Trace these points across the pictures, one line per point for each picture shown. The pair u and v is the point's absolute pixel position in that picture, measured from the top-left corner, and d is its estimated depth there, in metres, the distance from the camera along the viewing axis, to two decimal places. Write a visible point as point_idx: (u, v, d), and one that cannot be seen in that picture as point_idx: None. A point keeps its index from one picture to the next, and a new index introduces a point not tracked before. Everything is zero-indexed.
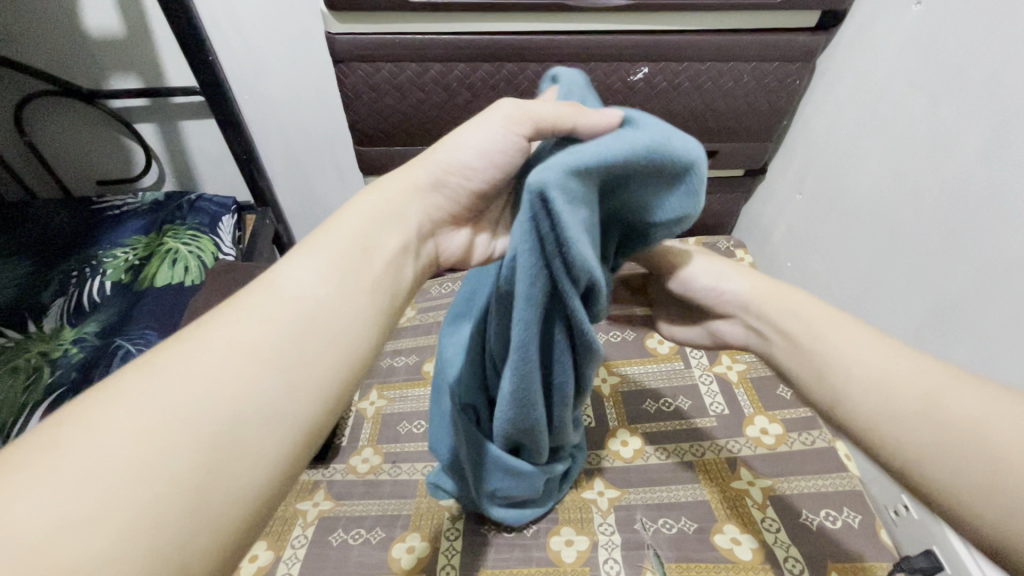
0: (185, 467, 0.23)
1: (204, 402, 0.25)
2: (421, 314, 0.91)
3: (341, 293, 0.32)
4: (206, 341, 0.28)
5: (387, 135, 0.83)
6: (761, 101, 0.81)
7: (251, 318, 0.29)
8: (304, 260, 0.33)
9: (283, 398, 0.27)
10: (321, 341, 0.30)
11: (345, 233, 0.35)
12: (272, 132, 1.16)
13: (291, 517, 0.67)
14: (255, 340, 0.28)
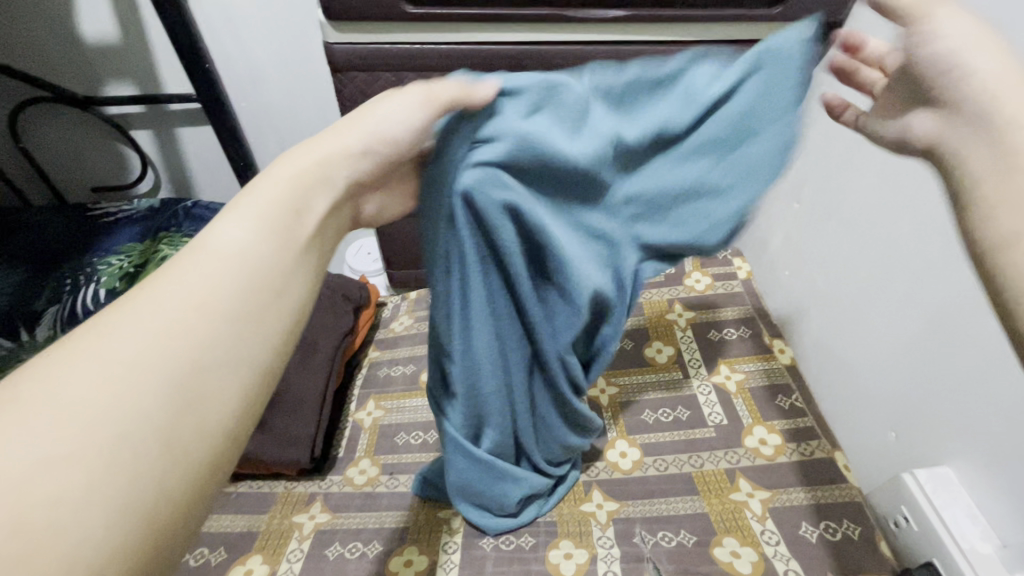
0: (155, 416, 0.26)
1: (161, 355, 0.28)
2: (418, 323, 0.91)
3: (279, 246, 0.35)
4: (157, 298, 0.30)
5: None
6: None
7: (197, 273, 0.31)
8: (237, 215, 0.35)
9: (237, 340, 0.31)
10: (264, 288, 0.33)
11: (279, 193, 0.37)
12: (269, 138, 1.16)
13: (286, 530, 0.66)
14: (206, 295, 0.31)
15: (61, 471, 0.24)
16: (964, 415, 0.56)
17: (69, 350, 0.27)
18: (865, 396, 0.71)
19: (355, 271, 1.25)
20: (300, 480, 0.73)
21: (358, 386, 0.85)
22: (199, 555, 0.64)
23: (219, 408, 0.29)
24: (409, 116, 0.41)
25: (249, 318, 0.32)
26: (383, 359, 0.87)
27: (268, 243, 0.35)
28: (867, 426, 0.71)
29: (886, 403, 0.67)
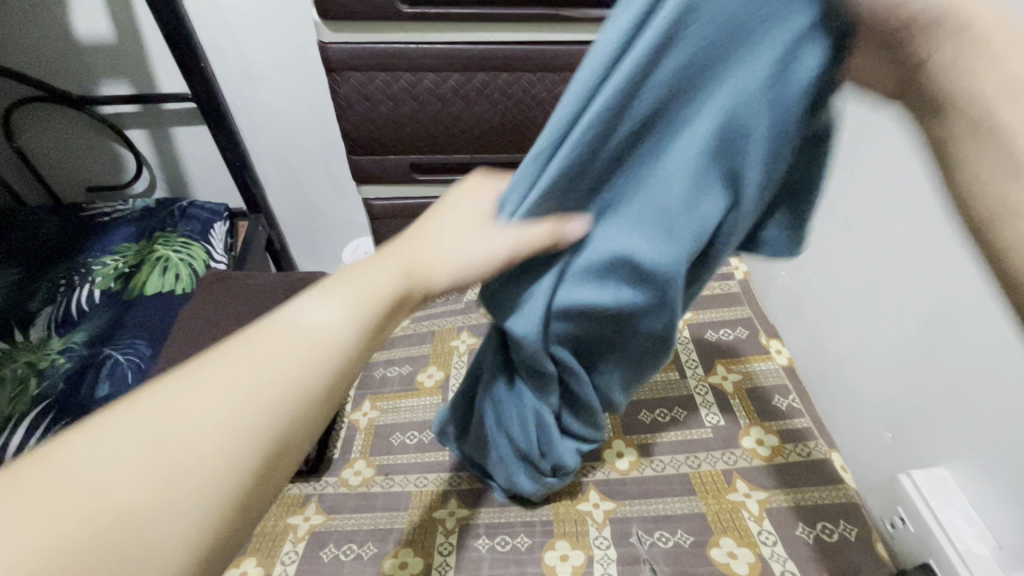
0: (191, 480, 0.29)
1: (213, 426, 0.30)
2: (415, 323, 0.90)
3: (348, 324, 0.37)
4: (221, 368, 0.33)
5: (381, 144, 0.82)
6: None
7: (272, 348, 0.34)
8: (326, 297, 0.38)
9: (288, 417, 0.33)
10: (318, 369, 0.35)
11: (364, 283, 0.39)
12: (265, 138, 1.15)
13: (281, 532, 0.66)
14: (274, 372, 0.33)
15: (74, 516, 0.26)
16: (959, 415, 0.56)
17: (127, 408, 0.30)
18: (862, 396, 0.71)
19: None
20: (295, 481, 0.73)
21: (354, 387, 0.84)
22: None
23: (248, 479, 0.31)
24: (481, 202, 0.43)
25: (298, 398, 0.34)
26: (378, 359, 0.87)
27: (352, 328, 0.37)
28: (864, 426, 0.71)
29: (883, 403, 0.67)
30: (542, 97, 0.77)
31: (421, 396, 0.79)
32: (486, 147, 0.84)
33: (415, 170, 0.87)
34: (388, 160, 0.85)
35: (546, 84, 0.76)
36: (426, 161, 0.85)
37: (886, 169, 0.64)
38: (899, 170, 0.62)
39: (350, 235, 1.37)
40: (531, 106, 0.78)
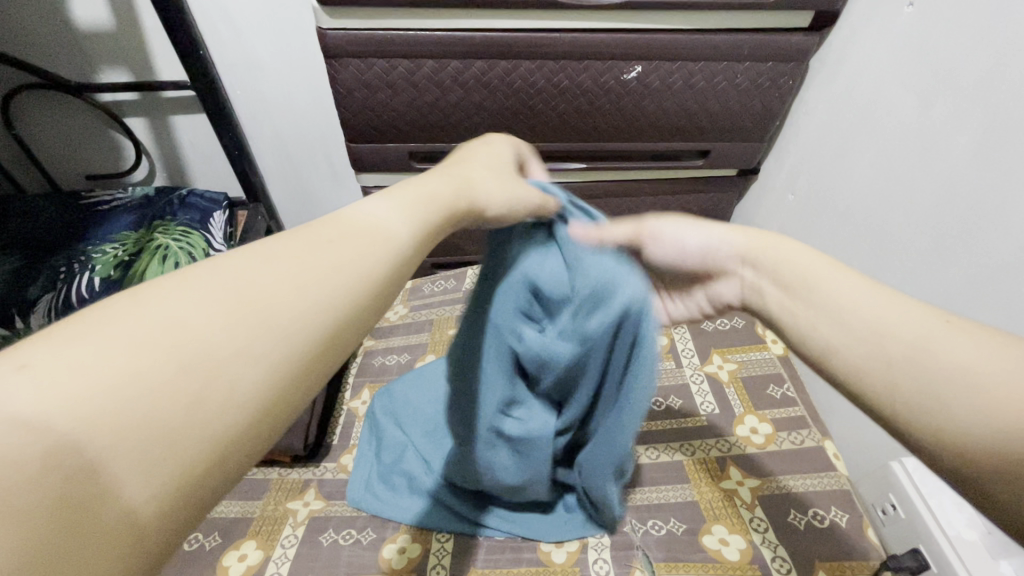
0: (170, 398, 0.23)
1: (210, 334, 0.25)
2: (413, 312, 0.91)
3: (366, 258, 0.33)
4: (244, 264, 0.29)
5: (380, 132, 0.82)
6: (754, 101, 0.81)
7: (278, 261, 0.30)
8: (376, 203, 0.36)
9: (283, 341, 0.27)
10: (319, 316, 0.29)
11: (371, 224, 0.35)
12: (265, 128, 1.16)
13: (280, 516, 0.67)
14: (273, 287, 0.28)
15: (84, 412, 0.21)
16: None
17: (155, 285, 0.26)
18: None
19: None
20: (294, 466, 0.73)
21: (352, 374, 0.85)
22: (194, 539, 0.65)
23: (236, 422, 0.25)
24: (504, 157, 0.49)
25: (308, 315, 0.29)
26: (377, 348, 0.88)
27: (408, 222, 0.36)
28: (857, 415, 0.71)
29: None
30: (542, 85, 0.77)
31: None
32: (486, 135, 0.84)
33: (414, 159, 0.87)
34: (388, 149, 0.85)
35: (545, 72, 0.76)
36: (425, 149, 0.85)
37: (885, 162, 0.66)
38: (896, 162, 0.64)
39: None
40: (532, 95, 0.78)
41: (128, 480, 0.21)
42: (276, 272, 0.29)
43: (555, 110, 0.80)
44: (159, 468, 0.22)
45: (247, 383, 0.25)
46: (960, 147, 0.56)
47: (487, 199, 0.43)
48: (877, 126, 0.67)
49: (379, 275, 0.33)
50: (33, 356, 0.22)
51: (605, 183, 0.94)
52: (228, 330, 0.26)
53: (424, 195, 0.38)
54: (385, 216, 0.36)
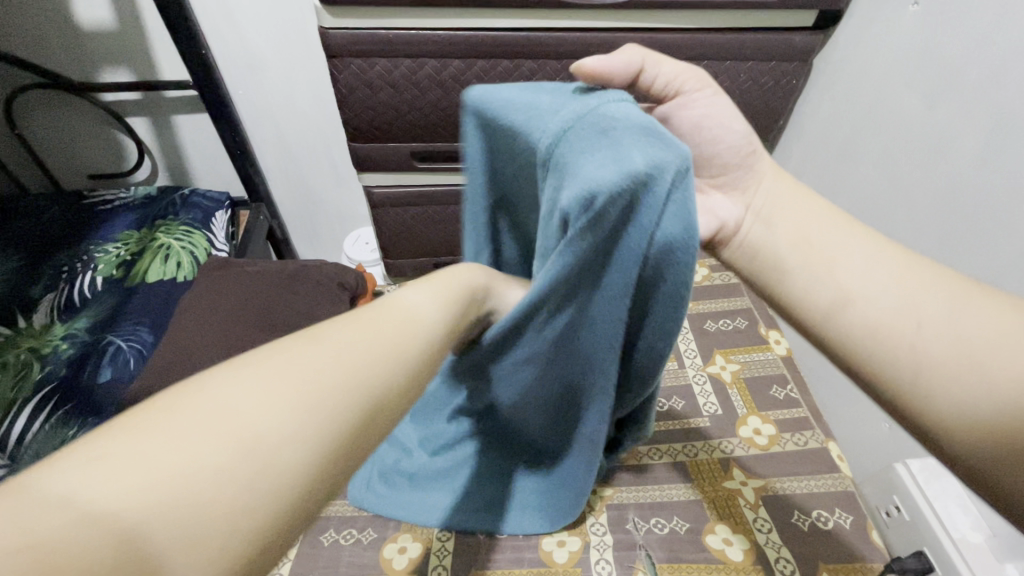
0: (224, 467, 0.24)
1: (270, 415, 0.26)
2: None
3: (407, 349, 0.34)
4: (304, 347, 0.31)
5: (382, 131, 0.82)
6: (757, 101, 0.80)
7: (330, 345, 0.31)
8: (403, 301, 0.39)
9: (332, 419, 0.28)
10: (364, 395, 0.30)
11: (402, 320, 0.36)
12: (266, 128, 1.16)
13: None
14: (325, 369, 0.30)
15: (160, 493, 0.22)
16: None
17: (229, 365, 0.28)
18: (858, 383, 0.71)
19: (351, 260, 1.25)
20: None
21: None
22: None
23: (290, 493, 0.26)
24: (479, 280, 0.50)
25: (358, 391, 0.30)
26: None
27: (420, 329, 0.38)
28: (861, 416, 0.71)
29: None
30: None
31: None
32: None
33: (415, 158, 0.87)
34: (389, 149, 0.85)
35: (547, 72, 0.75)
36: (427, 149, 0.85)
37: (889, 162, 0.66)
38: (900, 163, 0.64)
39: (350, 224, 1.38)
40: None
41: (185, 551, 0.22)
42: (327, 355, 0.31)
43: None
44: (219, 541, 0.23)
45: (302, 458, 0.26)
46: (965, 147, 0.55)
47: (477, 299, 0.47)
48: (882, 125, 0.67)
49: (411, 355, 0.34)
50: (125, 435, 0.24)
51: None
52: (286, 413, 0.27)
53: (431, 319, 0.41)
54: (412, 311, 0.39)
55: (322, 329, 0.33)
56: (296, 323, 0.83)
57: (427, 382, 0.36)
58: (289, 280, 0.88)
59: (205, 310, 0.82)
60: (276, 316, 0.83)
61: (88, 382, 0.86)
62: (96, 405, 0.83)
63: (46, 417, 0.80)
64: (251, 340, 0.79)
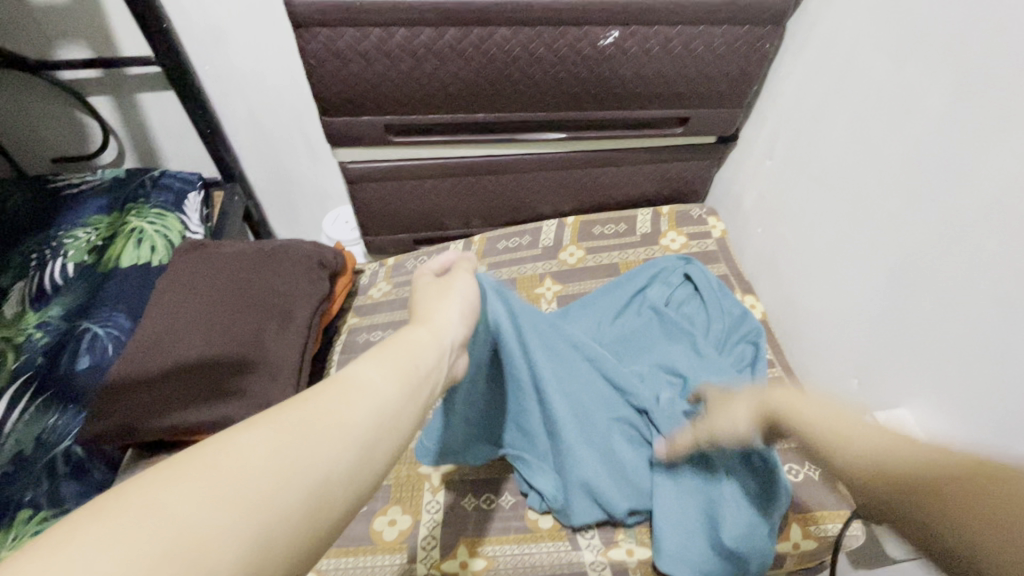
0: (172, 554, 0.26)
1: (245, 476, 0.31)
2: (397, 288, 0.94)
3: (397, 391, 0.41)
4: (272, 426, 0.34)
5: (355, 104, 0.80)
6: (732, 67, 0.80)
7: (296, 421, 0.35)
8: (367, 363, 0.42)
9: (267, 479, 0.31)
10: (307, 457, 0.33)
11: (400, 348, 0.46)
12: (237, 105, 1.13)
13: None
14: (255, 468, 0.31)
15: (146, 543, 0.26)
16: (938, 353, 0.57)
17: (219, 441, 0.32)
18: (832, 345, 0.73)
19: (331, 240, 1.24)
20: None
21: (338, 351, 0.87)
22: None
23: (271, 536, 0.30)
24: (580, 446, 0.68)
25: (299, 451, 0.33)
26: (362, 326, 0.89)
27: (396, 388, 0.41)
28: (832, 375, 0.73)
29: (849, 353, 0.70)
30: (518, 54, 0.75)
31: None
32: (463, 106, 0.81)
33: (390, 133, 0.85)
34: (362, 123, 0.83)
35: (521, 39, 0.74)
36: (402, 122, 0.83)
37: (859, 123, 0.67)
38: (869, 126, 0.65)
39: (328, 204, 1.35)
40: (508, 63, 0.76)
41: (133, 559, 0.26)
42: (300, 435, 0.34)
43: (531, 79, 0.78)
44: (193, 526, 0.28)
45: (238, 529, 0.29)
46: (934, 105, 0.56)
47: (414, 382, 0.43)
48: (852, 87, 0.67)
49: (380, 420, 0.39)
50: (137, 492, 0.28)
51: (588, 154, 0.91)
52: (218, 517, 0.28)
53: (408, 349, 0.46)
54: (374, 379, 0.41)
55: (307, 401, 0.37)
56: (274, 303, 0.81)
57: (382, 453, 0.38)
58: (265, 259, 0.87)
59: (183, 292, 0.82)
60: (255, 294, 0.81)
61: (67, 370, 0.85)
62: (77, 393, 0.83)
63: (26, 406, 0.80)
64: (229, 321, 0.78)
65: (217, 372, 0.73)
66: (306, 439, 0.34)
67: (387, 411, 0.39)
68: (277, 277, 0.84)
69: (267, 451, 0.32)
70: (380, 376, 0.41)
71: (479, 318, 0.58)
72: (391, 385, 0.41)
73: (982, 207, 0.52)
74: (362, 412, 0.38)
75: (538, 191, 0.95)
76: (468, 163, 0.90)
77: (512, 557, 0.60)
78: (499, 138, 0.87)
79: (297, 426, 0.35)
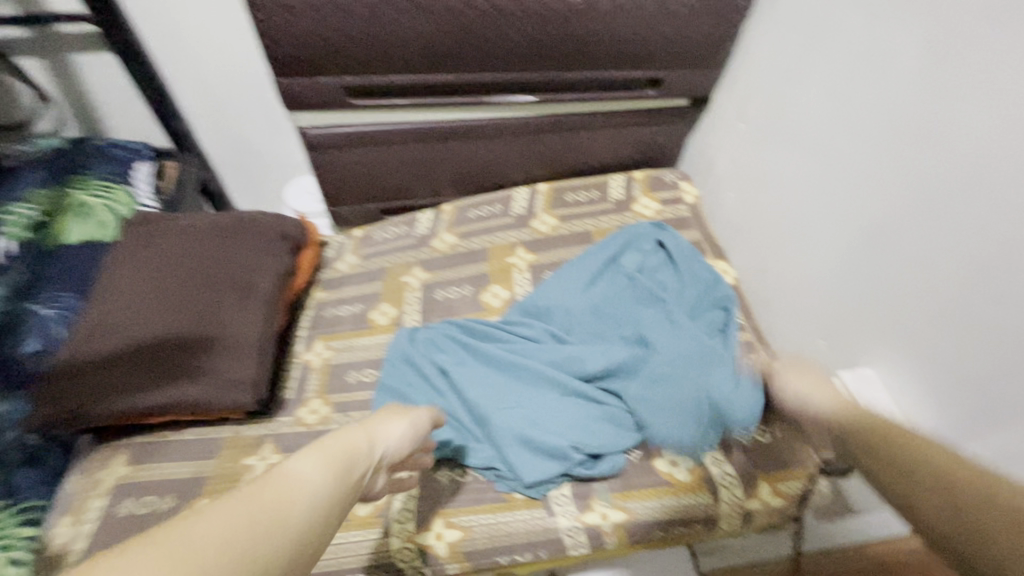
0: None
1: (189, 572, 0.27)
2: (365, 261, 0.90)
3: (335, 487, 0.39)
4: (215, 516, 0.31)
5: (309, 64, 0.75)
6: (704, 25, 0.77)
7: (238, 512, 0.32)
8: (305, 458, 0.40)
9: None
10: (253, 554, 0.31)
11: (339, 446, 0.43)
12: (184, 67, 1.05)
13: (237, 473, 0.65)
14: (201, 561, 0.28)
15: None
16: (905, 310, 0.58)
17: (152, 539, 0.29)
18: (803, 307, 0.73)
19: (294, 212, 1.19)
20: (248, 423, 0.71)
21: (304, 327, 0.83)
22: (147, 504, 0.63)
23: None
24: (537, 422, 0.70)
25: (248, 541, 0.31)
26: (329, 300, 0.86)
27: (334, 481, 0.39)
28: (801, 337, 0.74)
29: (818, 314, 0.71)
30: (483, 8, 0.71)
31: (375, 334, 0.80)
32: (425, 65, 0.77)
33: (349, 95, 0.80)
34: (318, 85, 0.78)
35: None
36: (360, 83, 0.78)
37: (832, 81, 0.65)
38: (841, 83, 0.64)
39: (290, 174, 1.29)
40: (470, 18, 0.72)
41: None
42: (246, 525, 0.31)
43: (496, 35, 0.74)
44: None
45: None
46: (904, 63, 0.55)
47: (351, 485, 0.41)
48: (824, 43, 0.66)
49: (324, 510, 0.37)
50: None
51: (558, 118, 0.88)
52: None
53: (345, 447, 0.44)
54: (309, 474, 0.38)
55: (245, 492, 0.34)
56: (232, 277, 0.77)
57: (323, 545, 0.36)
58: (220, 233, 0.82)
59: (131, 271, 0.77)
60: (210, 271, 0.77)
61: (12, 354, 0.80)
62: (25, 378, 0.79)
63: None
64: (183, 297, 0.74)
65: (172, 350, 0.69)
66: (256, 538, 0.31)
67: (327, 504, 0.37)
68: (234, 253, 0.80)
69: (213, 540, 0.29)
70: (320, 469, 0.39)
71: (417, 437, 0.54)
72: (330, 479, 0.39)
73: (950, 164, 0.52)
74: (301, 504, 0.36)
75: (508, 158, 0.92)
76: (434, 128, 0.86)
77: (487, 527, 0.60)
78: (464, 101, 0.83)
79: (244, 514, 0.32)
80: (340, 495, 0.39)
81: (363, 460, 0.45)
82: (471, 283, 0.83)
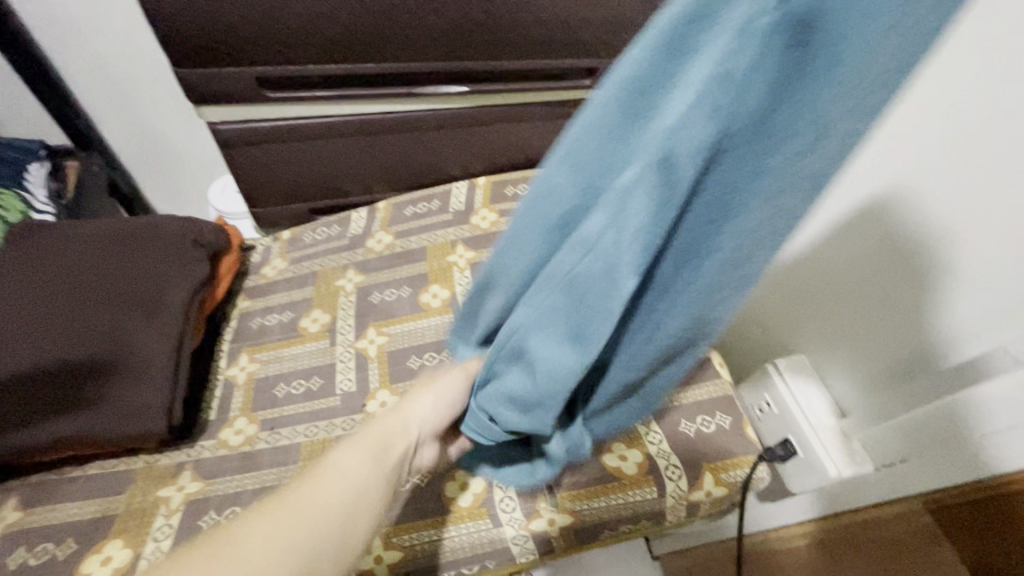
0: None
1: (292, 532, 0.39)
2: (293, 265, 0.85)
3: (375, 473, 0.48)
4: (297, 505, 0.41)
5: (216, 53, 0.68)
6: (635, 13, 0.76)
7: (311, 499, 0.42)
8: (351, 449, 0.48)
9: (312, 542, 0.39)
10: (328, 521, 0.41)
11: (380, 434, 0.51)
12: (76, 56, 0.94)
13: (150, 507, 0.59)
14: (289, 529, 0.39)
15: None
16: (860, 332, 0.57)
17: (244, 524, 0.38)
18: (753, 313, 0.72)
19: (216, 212, 1.10)
20: (164, 452, 0.64)
21: (228, 340, 0.77)
22: (41, 551, 0.55)
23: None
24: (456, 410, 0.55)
25: (328, 516, 0.41)
26: (254, 309, 0.80)
27: (375, 468, 0.48)
28: (742, 325, 0.75)
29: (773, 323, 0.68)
30: None
31: (305, 343, 0.75)
32: (346, 54, 0.71)
33: (264, 87, 0.74)
34: (228, 76, 0.71)
35: None
36: (274, 73, 0.72)
37: None
38: None
39: (211, 173, 1.19)
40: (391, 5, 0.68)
41: None
42: (325, 499, 0.42)
43: (421, 22, 0.70)
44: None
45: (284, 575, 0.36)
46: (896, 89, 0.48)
47: (394, 468, 0.49)
48: None
49: (376, 493, 0.46)
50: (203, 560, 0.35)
51: (493, 109, 0.84)
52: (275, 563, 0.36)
53: (381, 437, 0.51)
54: (350, 460, 0.47)
55: (314, 476, 0.44)
56: (138, 292, 0.69)
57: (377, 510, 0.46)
58: (122, 241, 0.74)
59: (13, 289, 0.68)
60: (109, 286, 0.69)
61: None
62: None
63: None
64: (78, 318, 0.66)
65: (68, 378, 0.62)
66: (323, 513, 0.41)
67: (376, 488, 0.46)
68: (137, 263, 0.72)
69: (295, 518, 0.40)
70: (363, 453, 0.48)
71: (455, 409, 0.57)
72: (376, 468, 0.48)
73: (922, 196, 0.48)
74: (343, 495, 0.44)
75: (443, 151, 0.89)
76: (362, 121, 0.81)
77: (430, 544, 0.57)
78: (392, 92, 0.78)
79: (312, 500, 0.42)
80: (381, 485, 0.47)
81: (400, 444, 0.52)
82: (408, 285, 0.79)
